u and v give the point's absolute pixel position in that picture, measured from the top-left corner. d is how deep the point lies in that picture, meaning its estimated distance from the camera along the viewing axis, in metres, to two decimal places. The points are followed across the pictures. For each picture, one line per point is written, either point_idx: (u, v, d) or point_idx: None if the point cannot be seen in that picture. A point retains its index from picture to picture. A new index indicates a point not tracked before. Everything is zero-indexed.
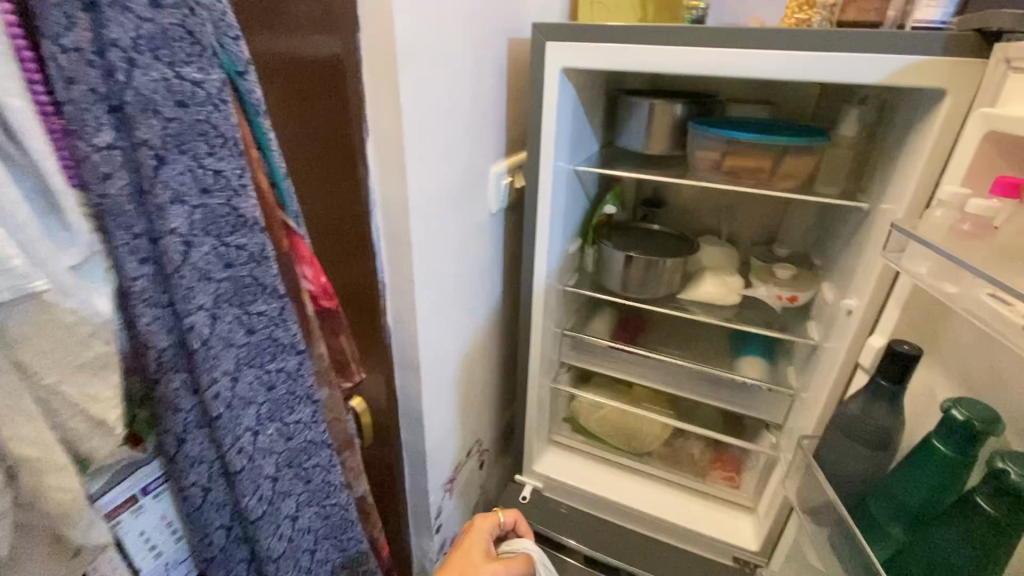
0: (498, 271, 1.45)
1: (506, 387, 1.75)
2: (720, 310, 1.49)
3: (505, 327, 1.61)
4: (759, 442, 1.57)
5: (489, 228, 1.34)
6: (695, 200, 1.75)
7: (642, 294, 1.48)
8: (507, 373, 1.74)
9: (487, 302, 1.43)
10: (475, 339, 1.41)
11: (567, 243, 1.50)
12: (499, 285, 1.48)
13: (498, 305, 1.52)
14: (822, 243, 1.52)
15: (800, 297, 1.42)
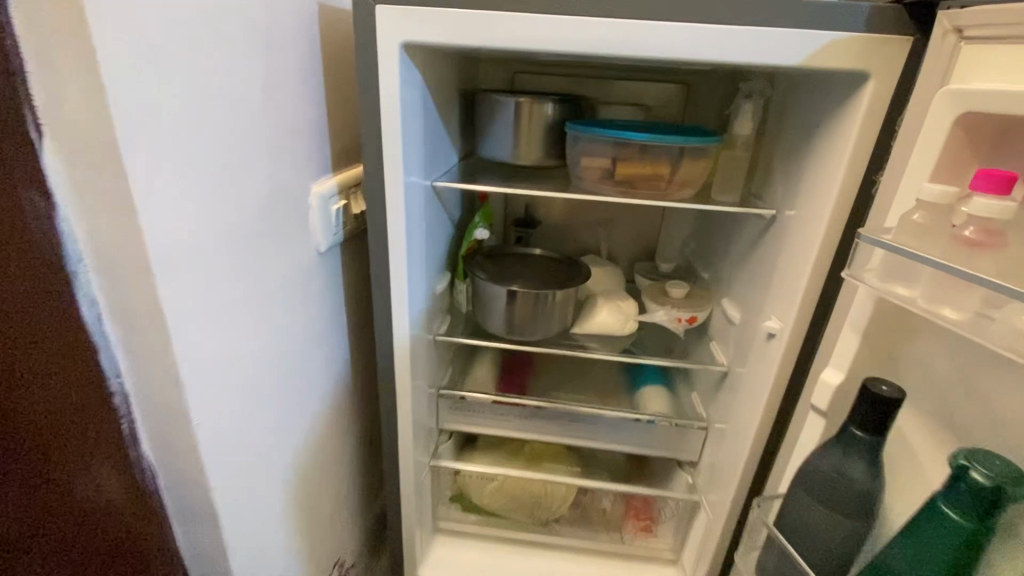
0: (342, 330, 1.06)
1: (371, 473, 1.33)
2: (619, 342, 1.27)
3: (360, 399, 1.20)
4: (674, 487, 1.35)
5: (320, 273, 0.94)
6: (571, 217, 1.54)
7: (529, 335, 1.19)
8: (371, 454, 1.33)
9: (330, 375, 1.03)
10: (318, 431, 0.99)
11: (431, 280, 1.15)
12: (345, 348, 1.08)
13: (347, 373, 1.11)
14: (705, 253, 1.39)
15: (699, 317, 1.25)
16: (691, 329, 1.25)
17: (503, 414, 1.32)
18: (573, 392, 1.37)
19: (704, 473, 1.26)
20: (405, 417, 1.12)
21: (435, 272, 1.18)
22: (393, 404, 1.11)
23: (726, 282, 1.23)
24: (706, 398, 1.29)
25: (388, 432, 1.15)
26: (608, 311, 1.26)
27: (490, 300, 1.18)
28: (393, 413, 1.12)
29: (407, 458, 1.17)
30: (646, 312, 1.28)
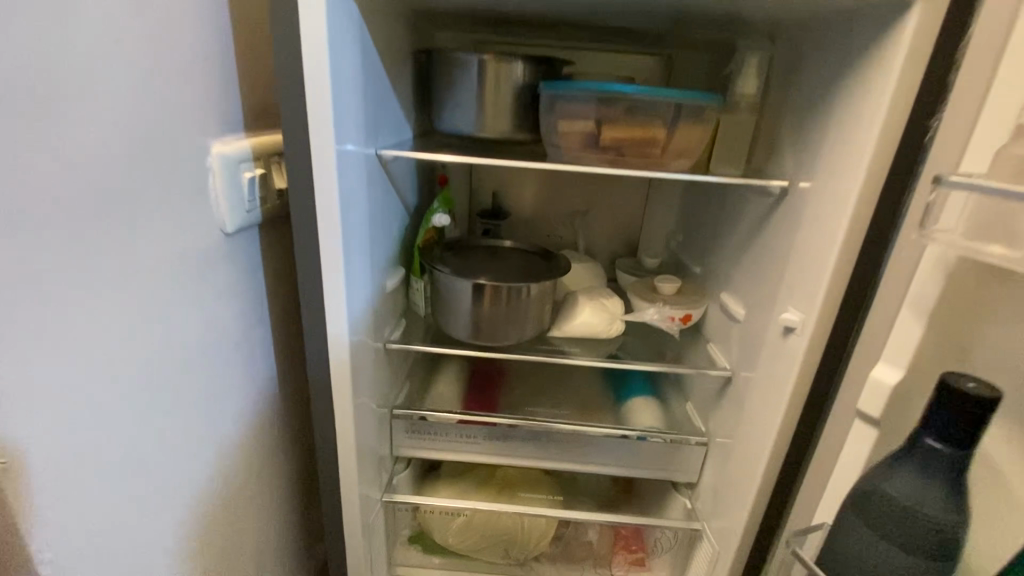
0: (260, 335, 0.85)
1: (302, 513, 1.10)
2: (603, 347, 1.08)
3: (287, 422, 0.98)
4: (670, 514, 1.17)
5: (225, 260, 0.73)
6: (543, 209, 1.37)
7: (498, 340, 0.99)
8: (302, 490, 1.09)
9: (245, 391, 0.82)
10: (224, 465, 0.77)
11: (378, 274, 0.95)
12: (266, 359, 0.88)
13: (270, 390, 0.90)
14: (694, 245, 1.24)
15: (694, 315, 1.08)
16: (686, 329, 1.08)
17: (470, 437, 1.11)
18: (551, 407, 1.18)
19: (706, 496, 1.08)
20: (347, 443, 0.91)
21: (383, 266, 0.98)
22: (331, 426, 0.90)
23: (723, 273, 1.07)
24: (705, 409, 1.12)
25: (325, 461, 0.93)
26: (589, 310, 1.08)
27: (452, 298, 0.98)
28: (331, 438, 0.91)
29: (350, 494, 0.95)
30: (634, 311, 1.11)
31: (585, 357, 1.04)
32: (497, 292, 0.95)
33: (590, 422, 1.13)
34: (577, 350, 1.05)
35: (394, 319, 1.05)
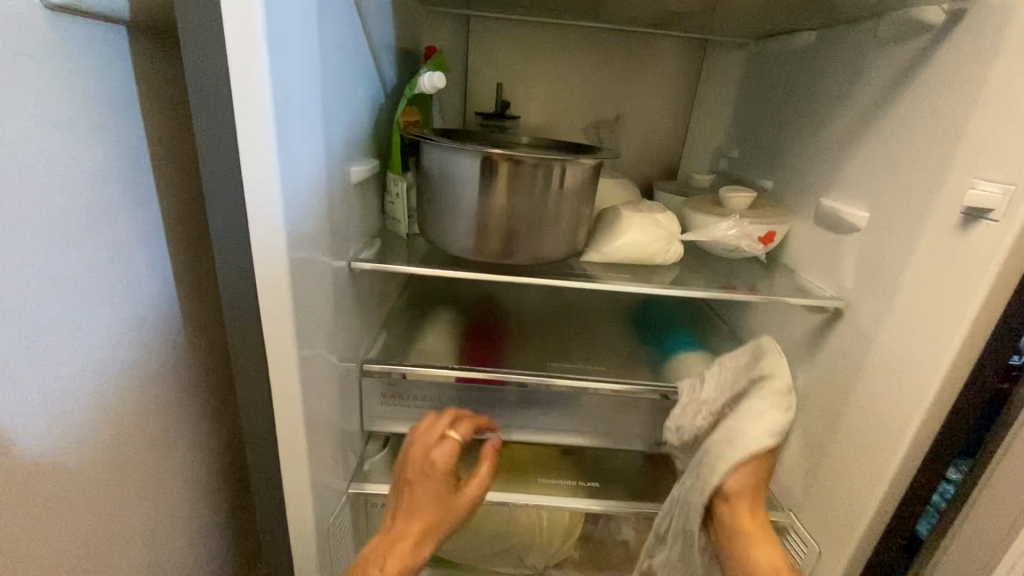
0: (121, 224, 0.56)
1: (214, 510, 0.77)
2: (657, 276, 0.78)
3: (175, 372, 0.67)
4: None
5: (26, 65, 0.43)
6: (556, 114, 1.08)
7: (514, 258, 0.68)
8: (213, 478, 0.77)
9: (105, 304, 0.54)
10: (69, 410, 0.49)
11: (339, 152, 0.62)
12: (141, 269, 0.60)
13: (151, 317, 0.61)
14: (757, 153, 0.95)
15: (777, 234, 0.79)
16: (768, 253, 0.79)
17: (468, 401, 0.80)
18: (578, 360, 0.87)
19: (793, 480, 0.80)
20: (288, 408, 0.58)
21: (347, 143, 0.65)
22: (263, 381, 0.57)
23: (823, 175, 0.78)
24: (786, 362, 0.83)
25: (252, 436, 0.61)
26: (640, 223, 0.77)
27: (450, 189, 0.67)
28: (264, 400, 0.58)
29: (296, 484, 0.63)
30: (696, 228, 0.81)
31: (636, 284, 0.74)
32: (513, 180, 0.64)
33: (630, 379, 0.83)
34: (624, 277, 0.75)
35: (363, 232, 0.73)
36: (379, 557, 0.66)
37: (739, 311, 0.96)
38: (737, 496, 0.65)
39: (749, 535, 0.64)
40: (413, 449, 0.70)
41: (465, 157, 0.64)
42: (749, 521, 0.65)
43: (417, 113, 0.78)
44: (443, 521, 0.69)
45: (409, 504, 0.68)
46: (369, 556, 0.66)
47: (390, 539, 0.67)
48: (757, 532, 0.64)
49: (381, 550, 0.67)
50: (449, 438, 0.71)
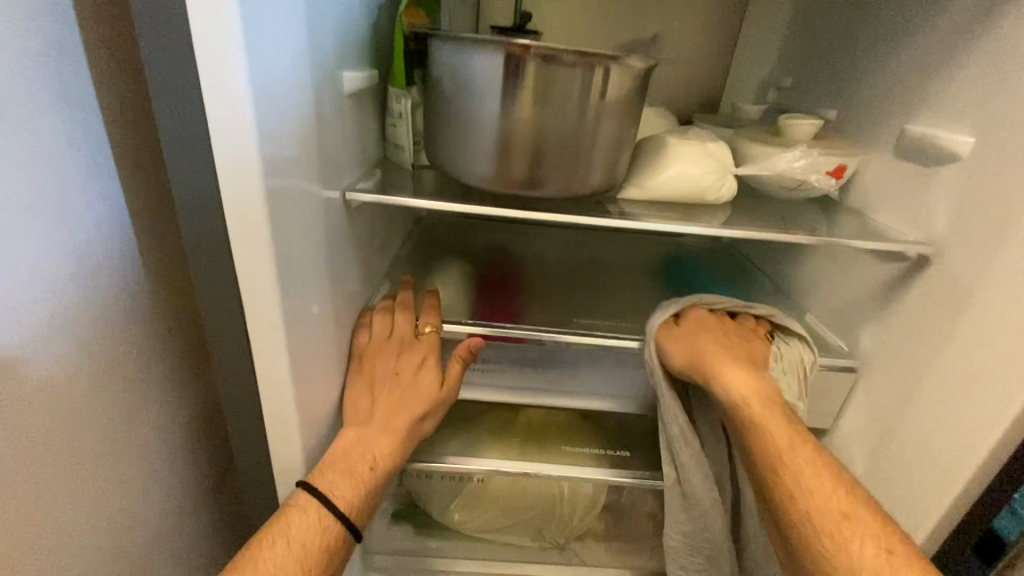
0: (49, 129, 0.44)
1: (197, 485, 0.68)
2: (706, 215, 0.66)
3: (135, 328, 0.55)
4: None
5: None
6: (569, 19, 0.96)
7: (541, 189, 0.57)
8: (196, 447, 0.67)
9: (14, 236, 0.41)
10: None
11: (330, 49, 0.49)
12: (70, 194, 0.46)
13: (92, 258, 0.49)
14: (813, 75, 0.82)
15: (849, 168, 0.67)
16: (837, 190, 0.67)
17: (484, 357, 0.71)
18: (606, 314, 0.76)
19: (852, 451, 0.71)
20: (273, 366, 0.48)
21: (341, 40, 0.52)
22: (241, 333, 0.46)
23: (906, 95, 0.65)
24: (846, 318, 0.72)
25: (231, 399, 0.50)
26: (691, 152, 0.65)
27: (468, 100, 0.54)
28: (243, 357, 0.48)
29: (286, 456, 0.53)
30: (753, 160, 0.69)
31: (685, 222, 0.62)
32: (545, 88, 0.52)
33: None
34: (668, 215, 0.64)
35: (359, 159, 0.61)
36: (361, 450, 0.56)
37: (787, 262, 0.84)
38: (720, 364, 0.60)
39: (757, 412, 0.57)
40: (394, 339, 0.62)
41: (486, 59, 0.52)
42: (753, 396, 0.58)
43: (422, 13, 0.64)
44: (433, 410, 0.62)
45: (387, 392, 0.60)
46: (343, 450, 0.56)
47: (370, 431, 0.57)
48: (762, 406, 0.58)
49: (360, 443, 0.56)
50: (431, 328, 0.64)
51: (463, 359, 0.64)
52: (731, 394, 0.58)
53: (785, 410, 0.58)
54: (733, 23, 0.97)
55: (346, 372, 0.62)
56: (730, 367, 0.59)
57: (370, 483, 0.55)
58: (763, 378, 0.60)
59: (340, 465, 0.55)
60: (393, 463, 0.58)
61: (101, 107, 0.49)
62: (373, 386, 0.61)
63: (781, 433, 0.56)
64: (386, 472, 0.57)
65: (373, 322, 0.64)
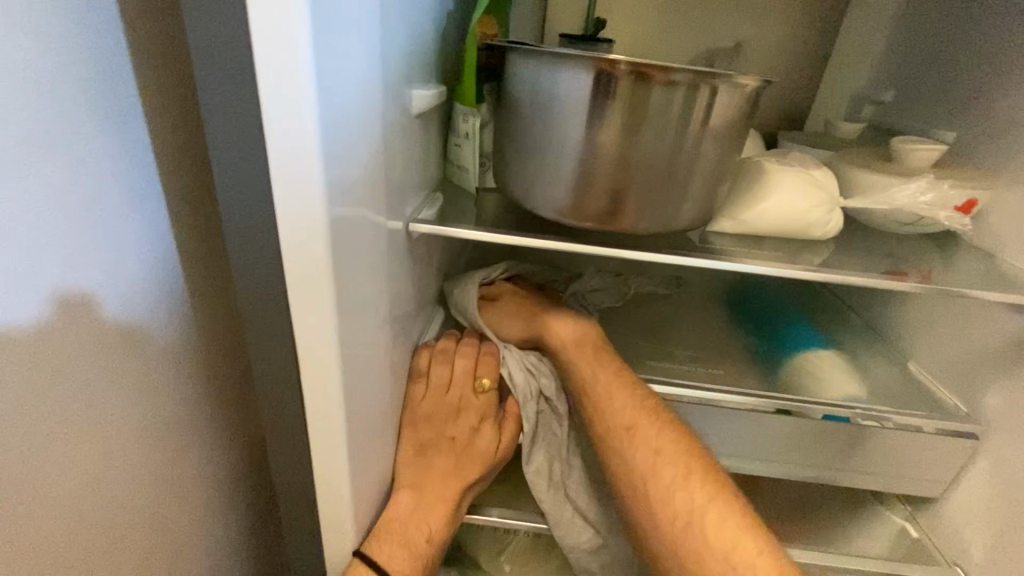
0: (99, 155, 0.40)
1: (235, 525, 0.64)
2: (808, 254, 0.58)
3: (180, 364, 0.51)
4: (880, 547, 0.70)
5: None
6: (639, 28, 0.89)
7: (625, 222, 0.50)
8: (235, 486, 0.63)
9: (50, 276, 0.37)
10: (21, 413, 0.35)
11: (399, 64, 0.44)
12: (121, 225, 0.43)
13: (139, 292, 0.45)
14: (922, 89, 0.72)
15: (979, 202, 0.58)
16: (965, 227, 0.58)
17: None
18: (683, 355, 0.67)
19: (969, 529, 0.62)
20: (325, 417, 0.43)
21: (410, 53, 0.46)
22: (293, 384, 0.41)
23: None
24: (964, 373, 0.62)
25: (279, 453, 0.45)
26: (795, 183, 0.56)
27: (549, 124, 0.48)
28: (294, 410, 0.42)
29: (335, 517, 0.48)
30: (866, 190, 0.60)
31: (787, 264, 0.54)
32: (640, 112, 0.45)
33: (737, 388, 0.64)
34: (763, 255, 0.56)
35: (421, 184, 0.55)
36: (416, 521, 0.54)
37: (884, 300, 0.75)
38: (552, 318, 0.63)
39: (581, 355, 0.60)
40: (453, 396, 0.58)
41: (573, 77, 0.45)
42: (577, 340, 0.62)
43: (492, 20, 0.58)
44: (484, 476, 0.60)
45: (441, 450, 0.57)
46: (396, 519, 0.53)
47: (425, 497, 0.55)
48: (590, 347, 0.61)
49: (416, 513, 0.54)
50: (489, 385, 0.59)
51: (516, 416, 0.60)
52: (561, 341, 0.62)
53: (611, 352, 0.61)
54: (822, 29, 0.87)
55: (398, 424, 0.56)
56: (555, 315, 0.63)
57: (424, 555, 0.54)
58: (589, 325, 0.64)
59: (396, 537, 0.53)
60: (445, 533, 0.57)
61: (149, 126, 0.45)
62: (430, 447, 0.57)
63: (586, 368, 0.59)
64: (438, 543, 0.56)
65: (430, 370, 0.58)
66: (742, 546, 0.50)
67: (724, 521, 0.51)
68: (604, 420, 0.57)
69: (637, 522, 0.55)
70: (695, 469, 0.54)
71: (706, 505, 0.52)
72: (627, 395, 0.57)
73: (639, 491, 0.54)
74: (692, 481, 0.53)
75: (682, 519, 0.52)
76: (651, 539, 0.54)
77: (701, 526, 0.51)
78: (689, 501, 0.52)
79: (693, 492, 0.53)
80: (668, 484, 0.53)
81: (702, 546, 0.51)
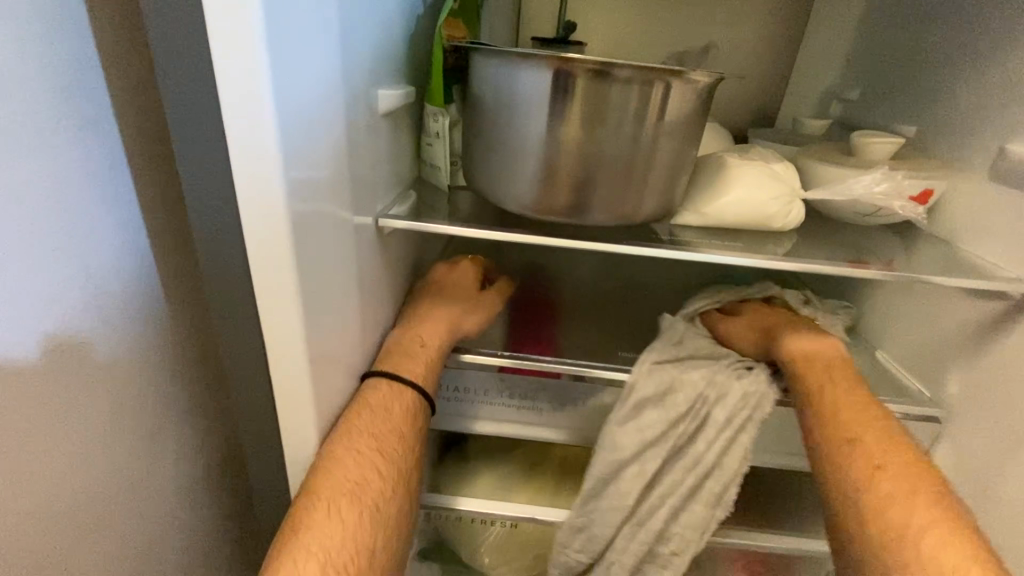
0: (70, 157, 0.42)
1: (219, 521, 0.65)
2: (770, 245, 0.60)
3: (156, 360, 0.52)
4: None
5: None
6: (611, 31, 0.92)
7: (588, 216, 0.52)
8: (216, 482, 0.64)
9: (20, 272, 0.38)
10: None
11: (363, 65, 0.45)
12: (93, 223, 0.44)
13: (113, 289, 0.46)
14: (882, 86, 0.75)
15: (935, 192, 0.59)
16: (922, 216, 0.60)
17: (506, 393, 0.64)
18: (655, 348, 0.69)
19: None
20: (295, 407, 0.44)
21: (375, 55, 0.48)
22: (262, 375, 0.43)
23: (1003, 108, 0.57)
24: (929, 360, 0.64)
25: (250, 443, 0.47)
26: (755, 177, 0.58)
27: (512, 121, 0.50)
28: (264, 401, 0.44)
29: None
30: (826, 182, 0.62)
31: (749, 255, 0.56)
32: (596, 108, 0.47)
33: None
34: (725, 247, 0.58)
35: (392, 182, 0.57)
36: (410, 332, 0.58)
37: (855, 291, 0.76)
38: (795, 328, 0.61)
39: (817, 368, 0.57)
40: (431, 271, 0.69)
41: (532, 75, 0.47)
42: (822, 357, 0.58)
43: (461, 24, 0.60)
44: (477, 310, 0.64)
45: (381, 385, 0.52)
46: (335, 463, 0.46)
47: (358, 432, 0.48)
48: (825, 365, 0.57)
49: (410, 328, 0.58)
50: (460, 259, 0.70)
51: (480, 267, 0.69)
52: (797, 351, 0.58)
53: (850, 372, 0.57)
54: (790, 29, 0.90)
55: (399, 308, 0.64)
56: (799, 333, 0.60)
57: (427, 353, 0.56)
58: (828, 339, 0.60)
59: (398, 350, 0.56)
60: (445, 339, 0.58)
61: (122, 130, 0.46)
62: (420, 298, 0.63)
63: (814, 380, 0.56)
64: (439, 345, 0.57)
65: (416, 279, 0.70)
66: (967, 574, 0.43)
67: (945, 543, 0.45)
68: (827, 428, 0.53)
69: (841, 540, 0.49)
70: (925, 491, 0.48)
71: (925, 526, 0.46)
72: (858, 410, 0.54)
73: (846, 500, 0.50)
74: (918, 497, 0.47)
75: (887, 532, 0.46)
76: (852, 547, 0.48)
77: (913, 543, 0.45)
78: (917, 518, 0.46)
79: (918, 510, 0.47)
80: (887, 497, 0.48)
81: (918, 567, 0.44)
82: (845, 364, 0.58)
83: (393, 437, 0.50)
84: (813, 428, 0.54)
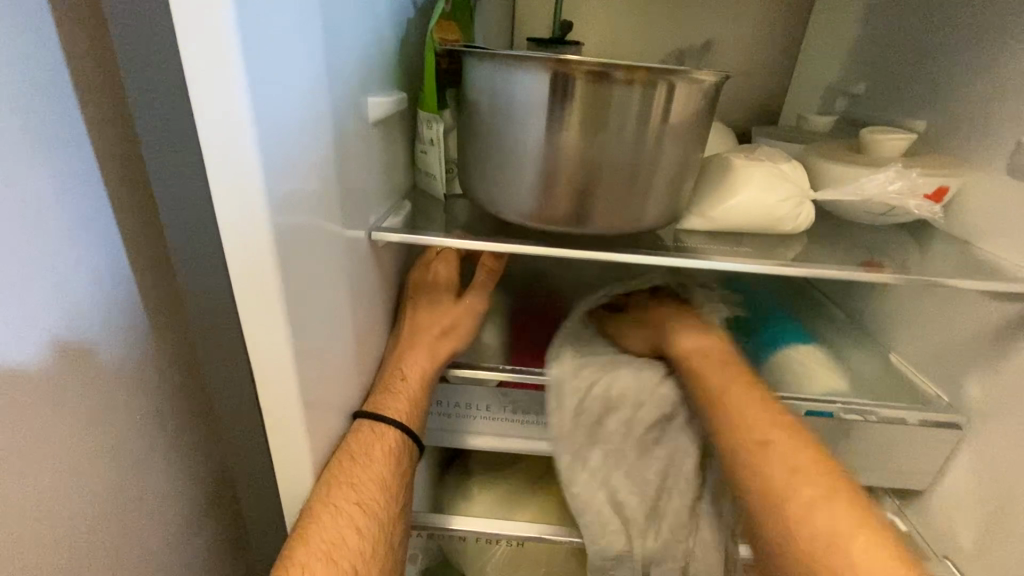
0: (45, 176, 0.39)
1: (214, 546, 0.62)
2: (781, 248, 0.57)
3: (144, 384, 0.50)
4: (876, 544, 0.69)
5: None
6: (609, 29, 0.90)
7: (590, 224, 0.50)
8: (211, 506, 0.62)
9: None
10: None
11: (351, 72, 0.43)
12: (72, 244, 0.42)
13: (94, 313, 0.44)
14: (889, 81, 0.72)
15: (950, 190, 0.57)
16: (937, 215, 0.57)
17: (509, 408, 0.61)
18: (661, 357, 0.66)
19: (958, 521, 0.61)
20: (286, 434, 0.42)
21: (364, 61, 0.46)
22: (250, 402, 0.40)
23: (1020, 102, 0.55)
24: (947, 363, 0.62)
25: (242, 471, 0.44)
26: (764, 179, 0.56)
27: (508, 127, 0.48)
28: (253, 428, 0.41)
29: None
30: (836, 182, 0.59)
31: (759, 259, 0.54)
32: (597, 112, 0.44)
33: None
34: (734, 252, 0.55)
35: (386, 193, 0.55)
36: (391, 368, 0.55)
37: (865, 293, 0.74)
38: (677, 327, 0.61)
39: (706, 363, 0.57)
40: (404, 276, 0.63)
41: (529, 79, 0.45)
42: (702, 350, 0.58)
43: (454, 27, 0.58)
44: (455, 322, 0.59)
45: (363, 428, 0.50)
46: (310, 521, 0.44)
47: (341, 485, 0.46)
48: (718, 359, 0.58)
49: (389, 363, 0.56)
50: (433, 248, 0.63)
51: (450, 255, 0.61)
52: (683, 348, 0.59)
53: (738, 363, 0.58)
54: (791, 23, 0.88)
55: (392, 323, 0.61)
56: (682, 325, 0.61)
57: (409, 393, 0.54)
58: (714, 335, 0.60)
59: (380, 390, 0.54)
60: (426, 372, 0.55)
61: (104, 145, 0.44)
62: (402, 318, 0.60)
63: (718, 374, 0.56)
64: (419, 380, 0.55)
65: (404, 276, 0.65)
66: None
67: (869, 539, 0.44)
68: (731, 424, 0.52)
69: (767, 550, 0.48)
70: (833, 489, 0.47)
71: (854, 529, 0.44)
72: (750, 394, 0.54)
73: (753, 501, 0.49)
74: (835, 501, 0.46)
75: (820, 544, 0.44)
76: (782, 557, 0.46)
77: (846, 555, 0.43)
78: (808, 500, 0.47)
79: (839, 513, 0.45)
80: (806, 502, 0.47)
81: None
82: (724, 349, 0.59)
83: (380, 489, 0.48)
84: (711, 423, 0.54)
